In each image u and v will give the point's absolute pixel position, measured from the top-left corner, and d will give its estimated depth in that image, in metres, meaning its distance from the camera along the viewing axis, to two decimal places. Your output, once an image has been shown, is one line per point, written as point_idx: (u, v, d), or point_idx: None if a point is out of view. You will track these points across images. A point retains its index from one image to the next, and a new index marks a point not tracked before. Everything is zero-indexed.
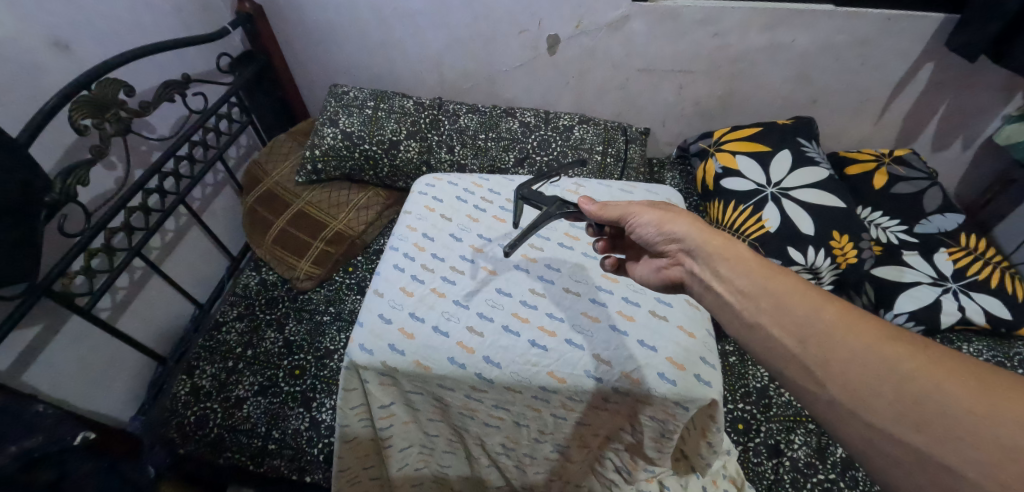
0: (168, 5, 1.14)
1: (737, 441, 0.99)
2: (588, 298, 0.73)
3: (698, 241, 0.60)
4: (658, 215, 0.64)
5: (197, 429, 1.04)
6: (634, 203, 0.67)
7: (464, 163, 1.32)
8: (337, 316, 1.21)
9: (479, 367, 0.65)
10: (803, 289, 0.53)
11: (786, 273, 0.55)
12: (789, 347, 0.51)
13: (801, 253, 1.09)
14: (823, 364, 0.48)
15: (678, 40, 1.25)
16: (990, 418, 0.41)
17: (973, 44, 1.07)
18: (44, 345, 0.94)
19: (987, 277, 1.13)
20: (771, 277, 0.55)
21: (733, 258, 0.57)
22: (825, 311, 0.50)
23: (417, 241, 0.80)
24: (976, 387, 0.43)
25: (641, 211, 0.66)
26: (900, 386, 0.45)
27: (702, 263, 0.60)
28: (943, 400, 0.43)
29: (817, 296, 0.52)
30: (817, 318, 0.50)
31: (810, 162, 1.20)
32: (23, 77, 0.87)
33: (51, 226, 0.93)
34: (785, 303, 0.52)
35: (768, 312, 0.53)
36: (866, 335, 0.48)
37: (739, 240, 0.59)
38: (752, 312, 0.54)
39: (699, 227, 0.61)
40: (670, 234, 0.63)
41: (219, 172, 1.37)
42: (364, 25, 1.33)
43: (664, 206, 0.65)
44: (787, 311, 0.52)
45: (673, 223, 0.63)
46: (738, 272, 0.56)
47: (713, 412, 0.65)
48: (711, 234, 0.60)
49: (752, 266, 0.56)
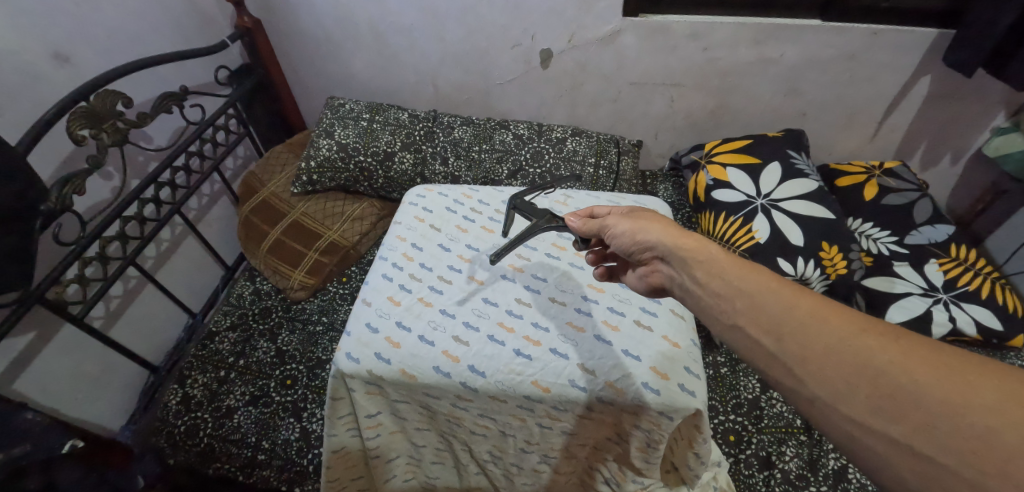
0: (168, 18, 1.17)
1: (729, 453, 0.99)
2: (573, 308, 0.73)
3: (669, 248, 0.61)
4: (632, 224, 0.65)
5: (188, 439, 1.03)
6: (611, 215, 0.68)
7: (458, 175, 1.33)
8: (330, 326, 1.21)
9: (464, 376, 0.66)
10: (776, 287, 0.52)
11: (760, 271, 0.54)
12: (767, 346, 0.50)
13: (790, 264, 1.09)
14: (801, 361, 0.47)
15: (668, 55, 1.28)
16: (966, 405, 0.40)
17: (968, 60, 1.10)
18: (36, 353, 0.95)
19: (979, 287, 1.14)
20: (745, 275, 0.54)
21: (706, 260, 0.57)
22: (799, 306, 0.50)
23: (406, 251, 0.81)
24: (949, 374, 0.42)
25: (617, 221, 0.67)
26: (875, 379, 0.44)
27: (678, 269, 0.60)
28: (918, 389, 0.42)
29: (789, 293, 0.51)
30: (792, 316, 0.50)
31: (799, 174, 1.21)
32: (25, 89, 0.89)
33: (46, 234, 0.94)
34: (761, 302, 0.52)
35: (745, 313, 0.52)
36: (841, 327, 0.47)
37: (710, 241, 0.59)
38: (729, 313, 0.53)
39: (671, 233, 0.62)
40: (644, 243, 0.64)
41: (215, 182, 1.38)
42: (361, 39, 1.35)
43: (639, 213, 0.67)
44: (762, 310, 0.51)
45: (646, 231, 0.64)
46: (713, 276, 0.56)
47: (698, 422, 0.65)
48: (683, 239, 0.61)
49: (725, 267, 0.56)
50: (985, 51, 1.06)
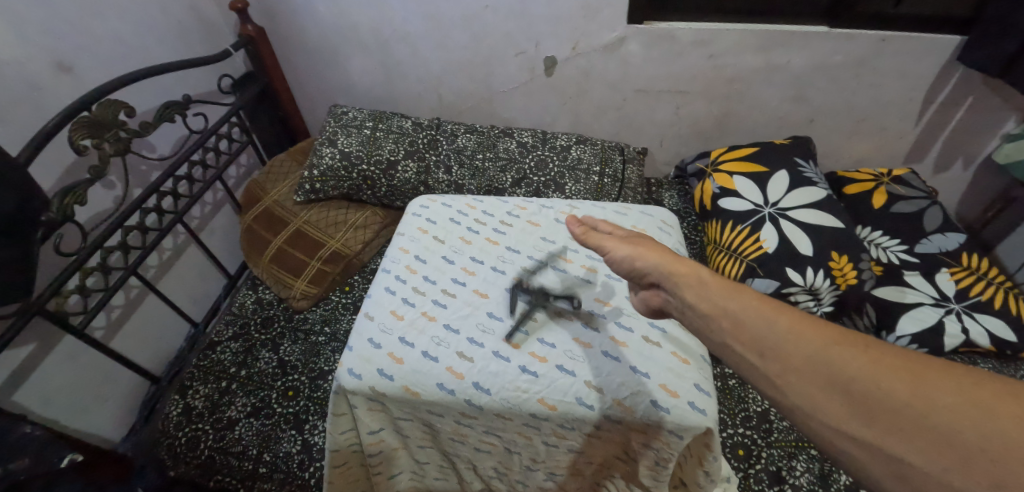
0: (171, 27, 1.17)
1: (738, 467, 0.97)
2: (580, 323, 0.71)
3: (660, 275, 0.59)
4: (631, 250, 0.63)
5: (189, 451, 1.02)
6: (611, 237, 0.66)
7: (462, 184, 1.32)
8: (333, 337, 1.19)
9: (469, 394, 0.64)
10: (758, 304, 0.51)
11: (744, 290, 0.53)
12: (751, 362, 0.49)
13: (799, 274, 1.07)
14: (780, 374, 0.46)
15: (674, 62, 1.27)
16: (930, 407, 0.40)
17: (990, 60, 1.09)
18: (37, 364, 0.94)
19: (992, 297, 1.11)
20: (727, 293, 0.53)
21: (697, 284, 0.56)
22: (778, 321, 0.49)
23: (410, 263, 0.80)
24: (912, 378, 0.42)
25: (617, 246, 0.64)
26: (848, 388, 0.43)
27: (673, 296, 0.58)
28: (886, 395, 0.42)
29: (769, 309, 0.50)
30: (771, 331, 0.49)
31: (807, 182, 1.20)
32: (28, 98, 0.88)
33: (48, 245, 0.93)
34: (745, 319, 0.50)
35: (730, 332, 0.51)
36: (817, 340, 0.46)
37: (704, 268, 0.57)
38: (717, 333, 0.52)
39: (670, 261, 0.59)
40: (642, 270, 0.62)
41: (218, 190, 1.37)
42: (364, 47, 1.35)
43: (638, 239, 0.66)
44: (746, 328, 0.50)
45: (644, 259, 0.61)
46: (701, 297, 0.54)
47: (708, 440, 0.63)
48: (681, 267, 0.58)
49: (714, 289, 0.54)
50: (1008, 51, 1.05)
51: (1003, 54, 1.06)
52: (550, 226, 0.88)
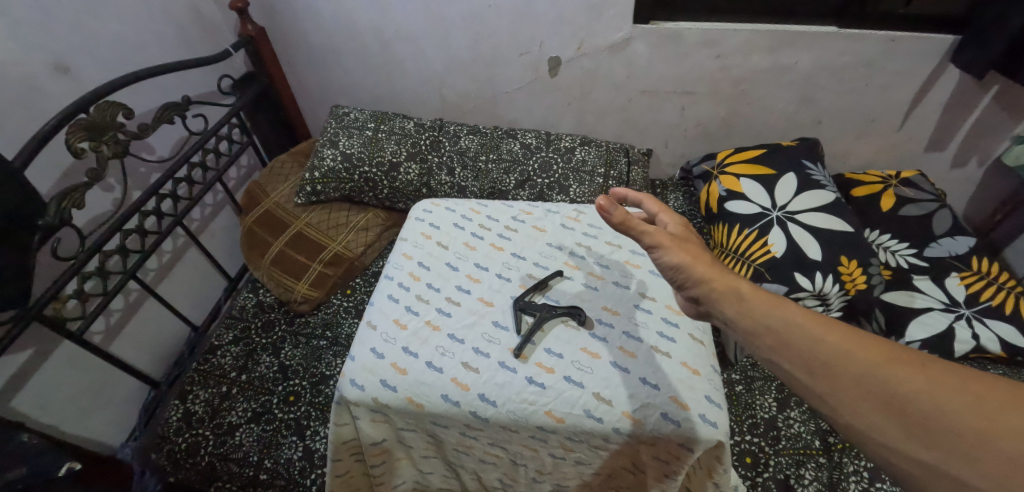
0: (170, 27, 1.15)
1: (746, 475, 0.95)
2: (587, 333, 0.69)
3: (702, 290, 0.59)
4: (677, 259, 0.61)
5: (189, 457, 1.01)
6: (659, 238, 0.62)
7: (465, 185, 1.30)
8: (334, 341, 1.18)
9: (475, 406, 0.63)
10: (803, 321, 0.52)
11: (785, 303, 0.54)
12: (800, 379, 0.49)
13: (808, 279, 1.05)
14: (830, 393, 0.47)
15: (680, 62, 1.25)
16: (994, 429, 0.40)
17: (980, 62, 1.08)
18: (34, 370, 0.92)
19: (1003, 302, 1.09)
20: (770, 310, 0.54)
21: (736, 298, 0.56)
22: (825, 338, 0.50)
23: (413, 270, 0.78)
24: (973, 399, 0.42)
25: (664, 251, 0.62)
26: (904, 409, 0.44)
27: (714, 310, 0.58)
28: (947, 417, 0.42)
29: (814, 326, 0.51)
30: (819, 349, 0.49)
31: (815, 185, 1.18)
32: (25, 101, 0.87)
33: (44, 249, 0.91)
34: (790, 336, 0.51)
35: (774, 349, 0.52)
36: (869, 358, 0.47)
37: (743, 279, 0.58)
38: (761, 349, 0.53)
39: (715, 272, 0.59)
40: (686, 278, 0.61)
41: (218, 192, 1.36)
42: (366, 47, 1.33)
43: (683, 240, 0.64)
44: (791, 345, 0.51)
45: (689, 271, 0.60)
46: (743, 313, 0.55)
47: (719, 453, 0.62)
48: (720, 279, 0.58)
49: (754, 305, 0.55)
50: (997, 51, 1.04)
51: (992, 55, 1.05)
52: (555, 232, 0.86)
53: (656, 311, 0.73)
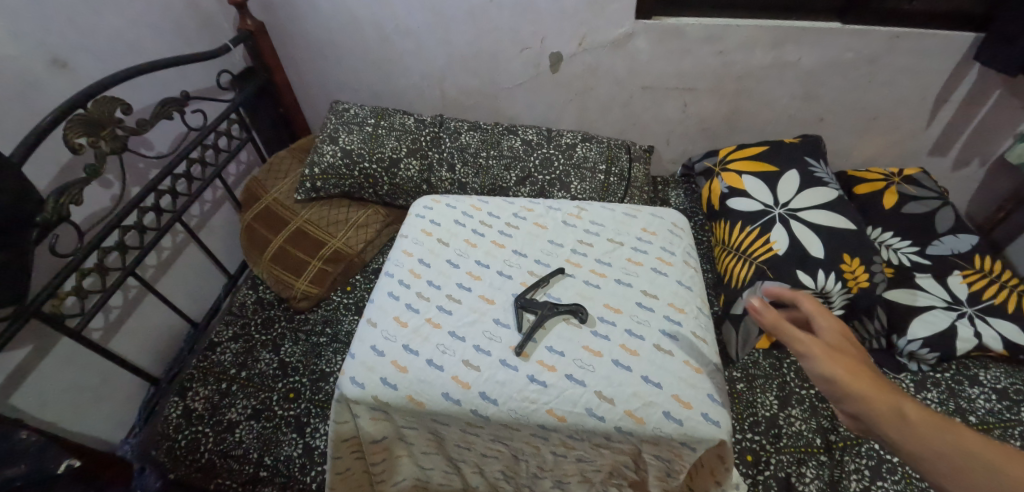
0: (169, 22, 1.14)
1: (747, 473, 0.95)
2: (589, 331, 0.69)
3: (865, 411, 0.55)
4: (839, 370, 0.58)
5: (189, 454, 1.01)
6: (813, 346, 0.60)
7: (466, 182, 1.29)
8: (334, 338, 1.17)
9: (476, 404, 0.62)
10: (964, 439, 0.50)
11: (946, 421, 0.52)
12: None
13: (811, 276, 1.03)
14: None
15: (682, 58, 1.24)
16: None
17: (1008, 63, 1.05)
18: (33, 366, 0.92)
19: (1005, 301, 1.08)
20: (936, 433, 0.51)
21: (895, 415, 0.53)
22: (986, 457, 0.48)
23: (413, 267, 0.78)
24: None
25: (818, 360, 0.59)
26: None
27: (881, 436, 0.54)
28: None
29: (974, 442, 0.50)
30: (986, 471, 0.48)
31: (818, 182, 1.17)
32: (23, 95, 0.86)
33: (42, 245, 0.91)
34: (953, 455, 0.50)
35: (937, 468, 0.50)
36: None
37: (909, 399, 0.54)
38: (920, 466, 0.51)
39: (881, 395, 0.55)
40: (851, 400, 0.56)
41: (218, 188, 1.35)
42: (366, 42, 1.32)
43: (842, 352, 0.60)
44: (954, 466, 0.49)
45: (853, 388, 0.56)
46: (904, 432, 0.52)
47: (722, 452, 0.62)
48: (885, 402, 0.54)
49: (917, 423, 0.52)
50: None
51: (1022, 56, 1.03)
52: (556, 229, 0.85)
53: (659, 310, 0.72)
